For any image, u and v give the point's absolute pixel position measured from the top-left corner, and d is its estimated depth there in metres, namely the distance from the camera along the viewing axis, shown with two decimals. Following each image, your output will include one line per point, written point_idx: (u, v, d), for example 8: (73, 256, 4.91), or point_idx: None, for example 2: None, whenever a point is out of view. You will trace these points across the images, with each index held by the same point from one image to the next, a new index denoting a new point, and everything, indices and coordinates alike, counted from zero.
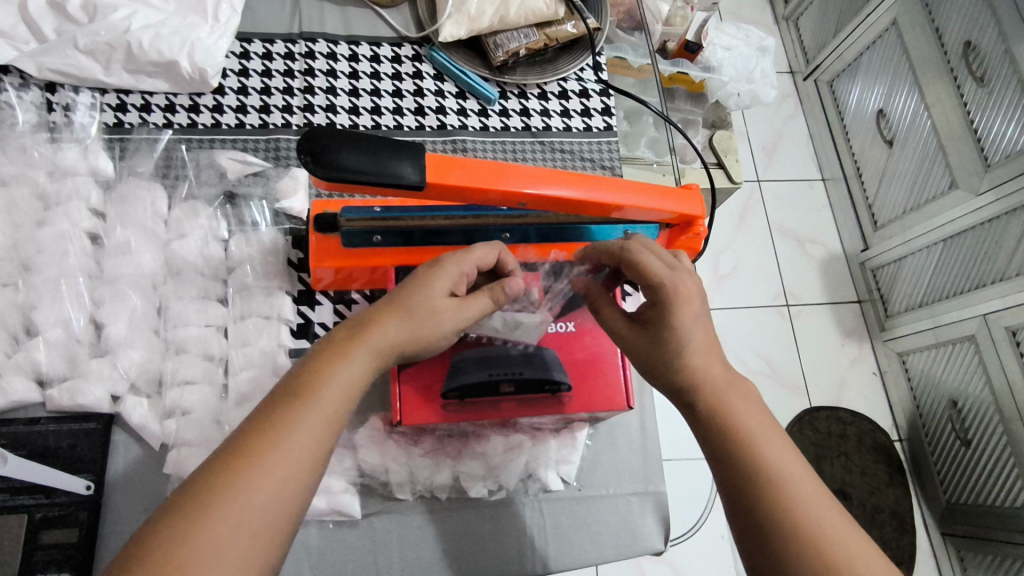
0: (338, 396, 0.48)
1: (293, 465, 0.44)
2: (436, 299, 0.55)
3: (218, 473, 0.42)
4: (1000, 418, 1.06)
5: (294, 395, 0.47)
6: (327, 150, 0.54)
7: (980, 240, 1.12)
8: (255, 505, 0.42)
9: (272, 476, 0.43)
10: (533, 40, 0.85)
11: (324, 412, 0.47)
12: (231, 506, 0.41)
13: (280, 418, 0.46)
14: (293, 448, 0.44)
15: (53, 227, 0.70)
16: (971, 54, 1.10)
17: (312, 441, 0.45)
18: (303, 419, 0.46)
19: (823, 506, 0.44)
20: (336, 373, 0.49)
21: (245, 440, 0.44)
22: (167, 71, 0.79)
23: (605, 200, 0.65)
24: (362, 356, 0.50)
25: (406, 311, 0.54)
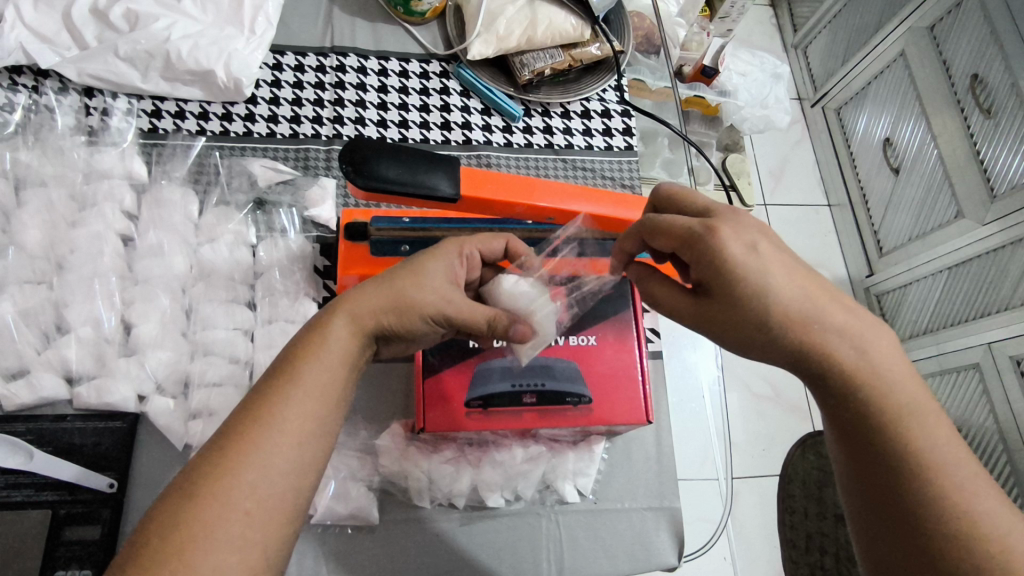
0: (325, 375, 0.48)
1: (287, 444, 0.44)
2: (422, 276, 0.55)
3: (213, 459, 0.43)
4: (1004, 446, 1.07)
5: (279, 378, 0.47)
6: (367, 161, 0.56)
7: (985, 268, 1.13)
8: (249, 483, 0.42)
9: (266, 457, 0.43)
10: (558, 61, 0.87)
11: (312, 391, 0.47)
12: (227, 494, 0.42)
13: (268, 401, 0.46)
14: (285, 429, 0.45)
15: (88, 228, 0.72)
16: (978, 86, 1.12)
17: (299, 414, 0.46)
18: (291, 401, 0.46)
19: (925, 423, 0.48)
20: (323, 354, 0.49)
21: (237, 428, 0.44)
22: (203, 80, 0.81)
23: (632, 217, 0.66)
24: (346, 334, 0.51)
25: (394, 289, 0.53)
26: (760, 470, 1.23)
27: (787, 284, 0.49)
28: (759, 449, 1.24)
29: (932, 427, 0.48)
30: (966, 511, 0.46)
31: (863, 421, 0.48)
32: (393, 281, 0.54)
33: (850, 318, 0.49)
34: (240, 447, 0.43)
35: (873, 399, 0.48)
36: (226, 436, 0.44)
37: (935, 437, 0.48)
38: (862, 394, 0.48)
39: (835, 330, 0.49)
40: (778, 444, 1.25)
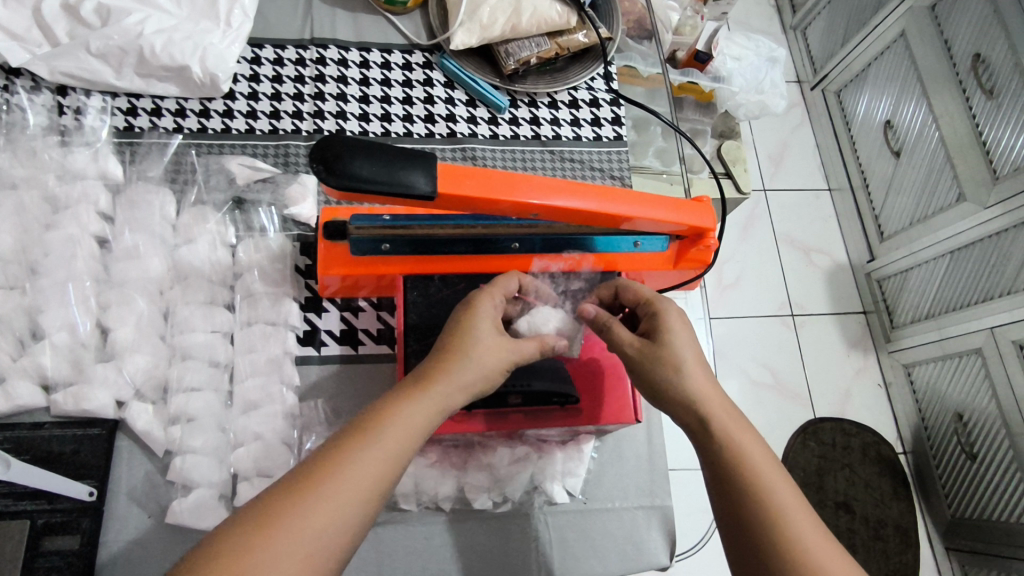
0: (399, 440, 0.46)
1: (348, 506, 0.42)
2: (492, 333, 0.54)
3: (283, 498, 0.41)
4: (1006, 431, 1.06)
5: (353, 433, 0.45)
6: (340, 159, 0.53)
7: (987, 252, 1.11)
8: (308, 533, 0.40)
9: (325, 515, 0.41)
10: (544, 49, 0.84)
11: (383, 454, 0.45)
12: (276, 548, 0.39)
13: (336, 457, 0.44)
14: (348, 487, 0.42)
15: (62, 231, 0.70)
16: (981, 66, 1.09)
17: (372, 474, 0.44)
18: (362, 460, 0.44)
19: (809, 530, 0.47)
20: (398, 415, 0.47)
21: (300, 478, 0.42)
22: (179, 75, 0.79)
23: (618, 212, 0.64)
24: (425, 395, 0.49)
25: (463, 344, 0.52)
26: None
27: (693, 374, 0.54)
28: None
29: (819, 536, 0.47)
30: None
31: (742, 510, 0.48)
32: (461, 336, 0.53)
33: (711, 385, 0.54)
34: (297, 500, 0.41)
35: (753, 492, 0.48)
36: (287, 485, 0.42)
37: (823, 546, 0.46)
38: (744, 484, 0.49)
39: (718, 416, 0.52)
40: (777, 435, 1.24)
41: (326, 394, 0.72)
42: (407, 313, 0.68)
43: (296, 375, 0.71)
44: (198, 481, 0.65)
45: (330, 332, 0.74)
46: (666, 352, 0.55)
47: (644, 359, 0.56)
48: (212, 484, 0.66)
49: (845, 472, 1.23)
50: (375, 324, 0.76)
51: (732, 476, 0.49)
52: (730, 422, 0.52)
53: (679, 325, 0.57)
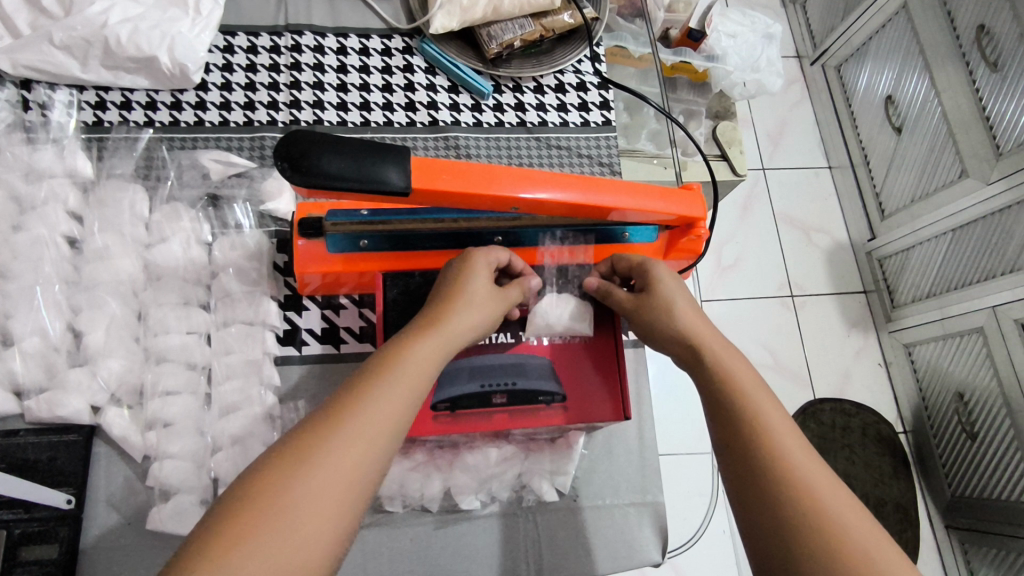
0: (416, 375, 0.47)
1: (379, 431, 0.43)
2: (484, 286, 0.57)
3: (312, 433, 0.42)
4: (1007, 410, 1.04)
5: (369, 371, 0.46)
6: (307, 156, 0.50)
7: (989, 230, 1.08)
8: (342, 459, 0.40)
9: (359, 440, 0.42)
10: (528, 31, 0.81)
11: (405, 386, 0.46)
12: (317, 474, 0.39)
13: (357, 391, 0.44)
14: (378, 415, 0.43)
15: (30, 232, 0.68)
16: (984, 37, 1.06)
17: (394, 405, 0.45)
18: (385, 391, 0.45)
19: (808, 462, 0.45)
20: (411, 354, 0.48)
21: (324, 413, 0.43)
22: (147, 67, 0.76)
23: (603, 204, 0.62)
24: (432, 336, 0.51)
25: (460, 295, 0.55)
26: None
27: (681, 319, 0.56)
28: None
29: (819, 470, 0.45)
30: (844, 546, 0.40)
31: (736, 435, 0.47)
32: (458, 288, 0.56)
33: (703, 325, 0.55)
34: (328, 430, 0.42)
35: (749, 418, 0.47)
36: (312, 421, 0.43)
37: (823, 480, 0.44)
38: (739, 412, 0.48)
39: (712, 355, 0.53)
40: None
41: (307, 394, 0.70)
42: (387, 311, 0.65)
43: (275, 376, 0.69)
44: (178, 487, 0.64)
45: (311, 331, 0.72)
46: (654, 304, 0.57)
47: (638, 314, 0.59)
48: (192, 490, 0.64)
49: (845, 452, 1.19)
50: (357, 322, 0.74)
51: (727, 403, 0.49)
52: (719, 348, 0.53)
53: (667, 279, 0.59)
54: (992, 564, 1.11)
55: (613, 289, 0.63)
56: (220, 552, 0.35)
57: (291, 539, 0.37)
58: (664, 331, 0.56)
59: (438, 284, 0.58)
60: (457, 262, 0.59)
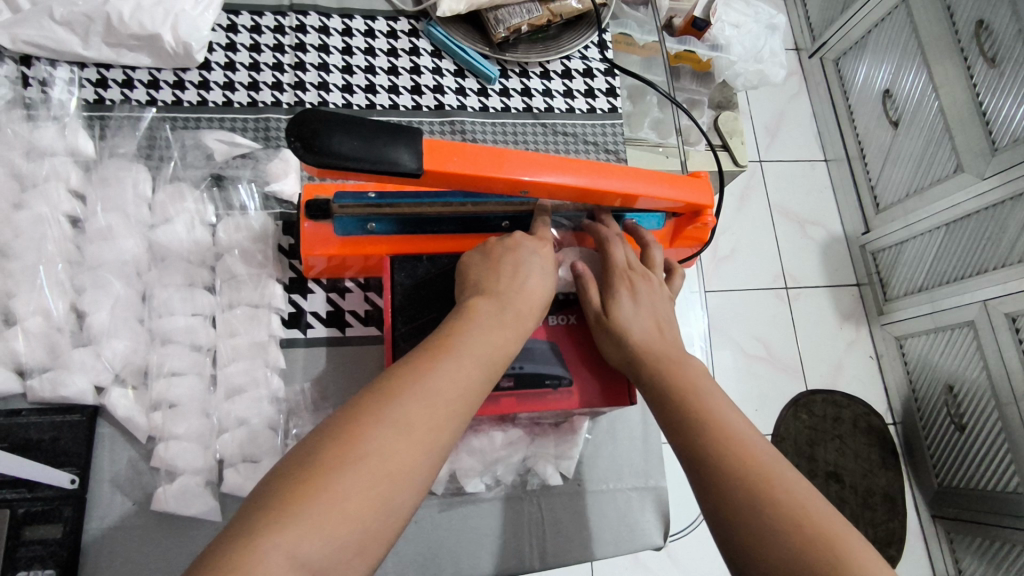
0: (494, 338, 0.50)
1: (454, 398, 0.44)
2: (544, 261, 0.59)
3: (412, 368, 0.44)
4: (996, 403, 1.06)
5: (436, 344, 0.47)
6: (319, 135, 0.50)
7: (982, 225, 1.10)
8: (439, 388, 0.43)
9: (449, 383, 0.44)
10: (536, 16, 0.80)
11: (487, 348, 0.48)
12: (398, 428, 0.40)
13: (429, 359, 0.45)
14: (450, 381, 0.44)
15: (31, 211, 0.67)
16: (983, 33, 1.07)
17: (484, 353, 0.48)
18: (468, 348, 0.47)
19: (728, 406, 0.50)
20: (473, 331, 0.49)
21: (394, 376, 0.43)
22: (150, 45, 0.75)
23: (612, 189, 0.62)
24: (497, 315, 0.52)
25: (521, 275, 0.56)
26: None
27: (640, 316, 0.60)
28: (752, 408, 1.23)
29: (741, 419, 0.49)
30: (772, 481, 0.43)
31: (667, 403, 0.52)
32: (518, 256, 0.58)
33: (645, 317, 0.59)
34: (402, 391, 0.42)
35: (676, 384, 0.53)
36: (382, 382, 0.43)
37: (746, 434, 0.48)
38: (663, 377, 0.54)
39: (646, 334, 0.59)
40: (770, 410, 1.24)
41: (312, 376, 0.70)
42: (394, 295, 0.64)
43: (281, 359, 0.69)
44: (183, 468, 0.64)
45: (316, 314, 0.72)
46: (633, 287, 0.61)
47: (613, 276, 0.63)
48: (197, 471, 0.64)
49: (836, 443, 1.23)
50: (363, 306, 0.74)
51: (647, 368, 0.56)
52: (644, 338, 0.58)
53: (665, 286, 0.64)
54: (977, 552, 1.13)
55: (618, 236, 0.66)
56: (301, 496, 0.35)
57: (377, 490, 0.37)
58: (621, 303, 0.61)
59: (497, 250, 0.59)
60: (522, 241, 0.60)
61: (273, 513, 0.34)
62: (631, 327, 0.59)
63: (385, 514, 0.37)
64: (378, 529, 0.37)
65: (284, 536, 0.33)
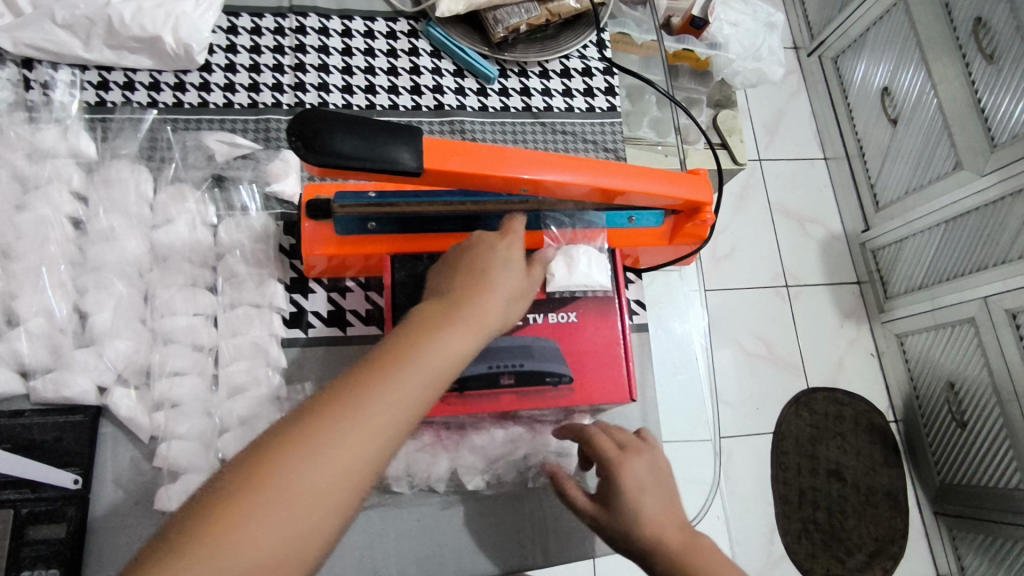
0: (447, 344, 0.47)
1: (397, 418, 0.42)
2: (505, 264, 0.57)
3: (354, 381, 0.42)
4: (997, 400, 1.06)
5: (394, 350, 0.45)
6: (320, 135, 0.50)
7: (982, 221, 1.10)
8: (376, 403, 0.41)
9: (387, 398, 0.42)
10: (534, 15, 0.80)
11: (437, 355, 0.46)
12: (326, 453, 0.39)
13: (380, 370, 0.43)
14: (393, 395, 0.42)
15: (34, 213, 0.67)
16: (981, 30, 1.07)
17: (434, 362, 0.45)
18: (416, 356, 0.45)
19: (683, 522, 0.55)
20: (435, 338, 0.47)
21: (341, 386, 0.42)
22: (151, 47, 0.76)
23: (611, 187, 0.62)
24: (460, 323, 0.49)
25: (481, 283, 0.54)
26: (752, 426, 1.22)
27: (649, 472, 0.57)
28: (753, 407, 1.23)
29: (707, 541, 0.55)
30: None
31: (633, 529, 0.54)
32: (480, 267, 0.56)
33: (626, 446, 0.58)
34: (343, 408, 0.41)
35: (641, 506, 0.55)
36: (328, 389, 0.42)
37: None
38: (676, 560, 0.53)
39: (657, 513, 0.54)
40: (770, 407, 1.24)
41: (314, 375, 0.70)
42: (395, 295, 0.65)
43: (282, 358, 0.69)
44: (186, 467, 0.64)
45: (317, 313, 0.73)
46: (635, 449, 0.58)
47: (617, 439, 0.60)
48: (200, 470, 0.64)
49: (837, 441, 1.24)
50: (364, 305, 0.74)
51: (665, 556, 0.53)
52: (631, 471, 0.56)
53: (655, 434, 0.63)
54: (979, 549, 1.13)
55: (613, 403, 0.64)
56: (213, 527, 0.35)
57: (295, 518, 0.37)
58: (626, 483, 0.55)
59: (457, 261, 0.57)
60: (488, 246, 0.58)
61: (185, 544, 0.35)
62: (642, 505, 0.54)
63: (298, 542, 0.37)
64: (291, 556, 0.36)
65: (184, 572, 0.33)
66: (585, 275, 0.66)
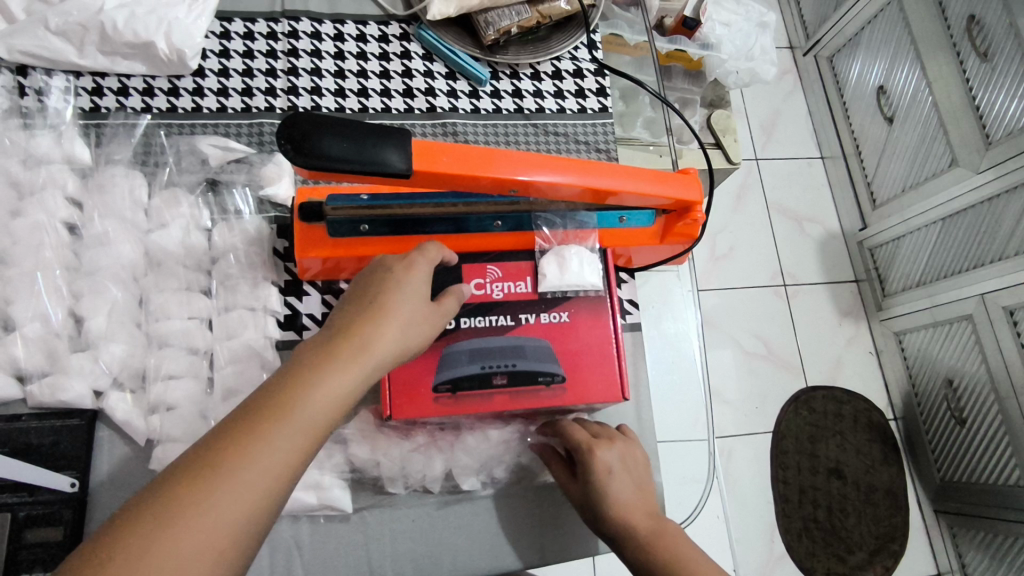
0: (342, 380, 0.44)
1: (262, 491, 0.39)
2: (415, 284, 0.53)
3: (238, 432, 0.40)
4: (995, 397, 1.06)
5: (265, 407, 0.41)
6: (308, 138, 0.51)
7: (978, 218, 1.10)
8: (262, 457, 0.39)
9: (274, 448, 0.40)
10: (525, 18, 0.81)
11: (330, 392, 0.44)
12: (186, 540, 0.36)
13: (246, 435, 0.40)
14: (282, 446, 0.40)
15: (29, 218, 0.68)
16: (975, 28, 1.07)
17: (328, 402, 0.43)
18: (307, 397, 0.43)
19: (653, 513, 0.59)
20: (314, 387, 0.43)
21: (204, 456, 0.39)
22: (144, 53, 0.76)
23: (601, 187, 0.63)
24: (348, 366, 0.45)
25: (389, 305, 0.50)
26: (749, 425, 1.22)
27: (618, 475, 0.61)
28: (751, 406, 1.24)
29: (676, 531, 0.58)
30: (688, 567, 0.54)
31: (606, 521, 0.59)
32: (385, 286, 0.52)
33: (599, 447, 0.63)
34: (202, 492, 0.37)
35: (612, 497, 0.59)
36: (187, 462, 0.39)
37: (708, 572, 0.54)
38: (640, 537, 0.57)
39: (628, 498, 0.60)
40: (767, 406, 1.24)
41: None
42: None
43: (277, 361, 0.70)
44: None
45: (311, 315, 0.73)
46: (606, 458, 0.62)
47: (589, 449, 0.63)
48: None
49: (836, 439, 1.24)
50: None
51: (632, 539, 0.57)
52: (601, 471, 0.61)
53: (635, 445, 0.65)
54: (980, 547, 1.13)
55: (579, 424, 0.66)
56: None
57: None
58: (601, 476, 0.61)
59: (362, 282, 0.53)
60: (388, 269, 0.54)
61: None
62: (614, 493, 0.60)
63: None
64: None
65: None
66: (575, 276, 0.67)
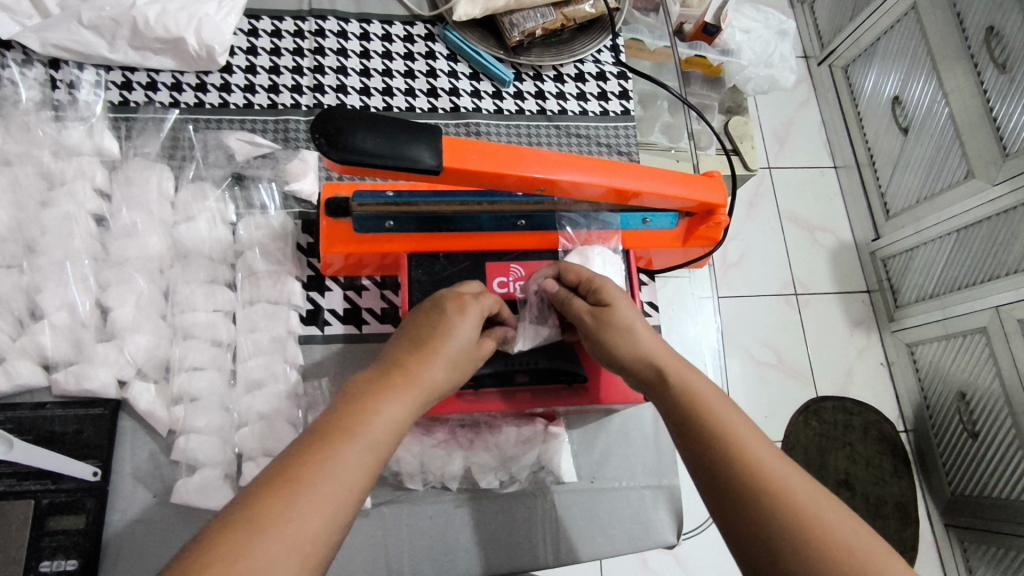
0: (405, 402, 0.44)
1: (335, 507, 0.37)
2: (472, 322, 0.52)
3: (313, 449, 0.39)
4: (1009, 411, 1.05)
5: (332, 427, 0.41)
6: (343, 132, 0.51)
7: (994, 231, 1.09)
8: (334, 473, 0.38)
9: (344, 467, 0.39)
10: (550, 20, 0.81)
11: (395, 413, 0.43)
12: (264, 556, 0.34)
13: (317, 452, 0.39)
14: (354, 465, 0.39)
15: (58, 209, 0.69)
16: (994, 40, 1.07)
17: (393, 423, 0.42)
18: (374, 416, 0.42)
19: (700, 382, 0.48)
20: (376, 407, 0.42)
21: (282, 472, 0.38)
22: (174, 48, 0.77)
23: (627, 188, 0.63)
24: (410, 387, 0.45)
25: (446, 332, 0.49)
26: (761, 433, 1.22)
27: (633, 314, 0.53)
28: (762, 414, 1.23)
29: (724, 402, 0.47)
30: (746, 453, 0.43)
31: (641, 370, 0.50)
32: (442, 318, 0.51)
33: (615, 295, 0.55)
34: (275, 508, 0.36)
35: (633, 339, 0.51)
36: (266, 479, 0.38)
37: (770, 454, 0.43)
38: (674, 387, 0.48)
39: (651, 336, 0.52)
40: (779, 414, 1.24)
41: (331, 372, 0.71)
42: (412, 292, 0.66)
43: (299, 354, 0.70)
44: (203, 461, 0.65)
45: (333, 311, 0.74)
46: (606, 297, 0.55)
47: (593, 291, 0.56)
48: (216, 464, 0.65)
49: (846, 450, 1.20)
50: (379, 304, 0.75)
51: (661, 380, 0.49)
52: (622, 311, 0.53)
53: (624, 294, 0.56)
54: (992, 563, 1.12)
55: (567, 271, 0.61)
56: None
57: None
58: (619, 311, 0.53)
59: (421, 318, 0.52)
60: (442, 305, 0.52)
61: None
62: (637, 330, 0.52)
63: None
64: None
65: None
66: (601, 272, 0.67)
